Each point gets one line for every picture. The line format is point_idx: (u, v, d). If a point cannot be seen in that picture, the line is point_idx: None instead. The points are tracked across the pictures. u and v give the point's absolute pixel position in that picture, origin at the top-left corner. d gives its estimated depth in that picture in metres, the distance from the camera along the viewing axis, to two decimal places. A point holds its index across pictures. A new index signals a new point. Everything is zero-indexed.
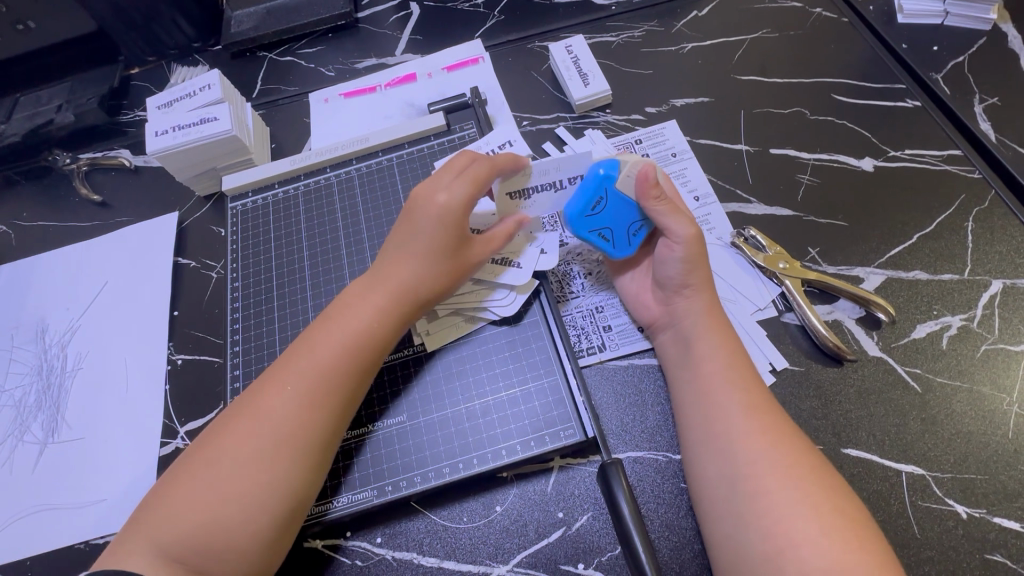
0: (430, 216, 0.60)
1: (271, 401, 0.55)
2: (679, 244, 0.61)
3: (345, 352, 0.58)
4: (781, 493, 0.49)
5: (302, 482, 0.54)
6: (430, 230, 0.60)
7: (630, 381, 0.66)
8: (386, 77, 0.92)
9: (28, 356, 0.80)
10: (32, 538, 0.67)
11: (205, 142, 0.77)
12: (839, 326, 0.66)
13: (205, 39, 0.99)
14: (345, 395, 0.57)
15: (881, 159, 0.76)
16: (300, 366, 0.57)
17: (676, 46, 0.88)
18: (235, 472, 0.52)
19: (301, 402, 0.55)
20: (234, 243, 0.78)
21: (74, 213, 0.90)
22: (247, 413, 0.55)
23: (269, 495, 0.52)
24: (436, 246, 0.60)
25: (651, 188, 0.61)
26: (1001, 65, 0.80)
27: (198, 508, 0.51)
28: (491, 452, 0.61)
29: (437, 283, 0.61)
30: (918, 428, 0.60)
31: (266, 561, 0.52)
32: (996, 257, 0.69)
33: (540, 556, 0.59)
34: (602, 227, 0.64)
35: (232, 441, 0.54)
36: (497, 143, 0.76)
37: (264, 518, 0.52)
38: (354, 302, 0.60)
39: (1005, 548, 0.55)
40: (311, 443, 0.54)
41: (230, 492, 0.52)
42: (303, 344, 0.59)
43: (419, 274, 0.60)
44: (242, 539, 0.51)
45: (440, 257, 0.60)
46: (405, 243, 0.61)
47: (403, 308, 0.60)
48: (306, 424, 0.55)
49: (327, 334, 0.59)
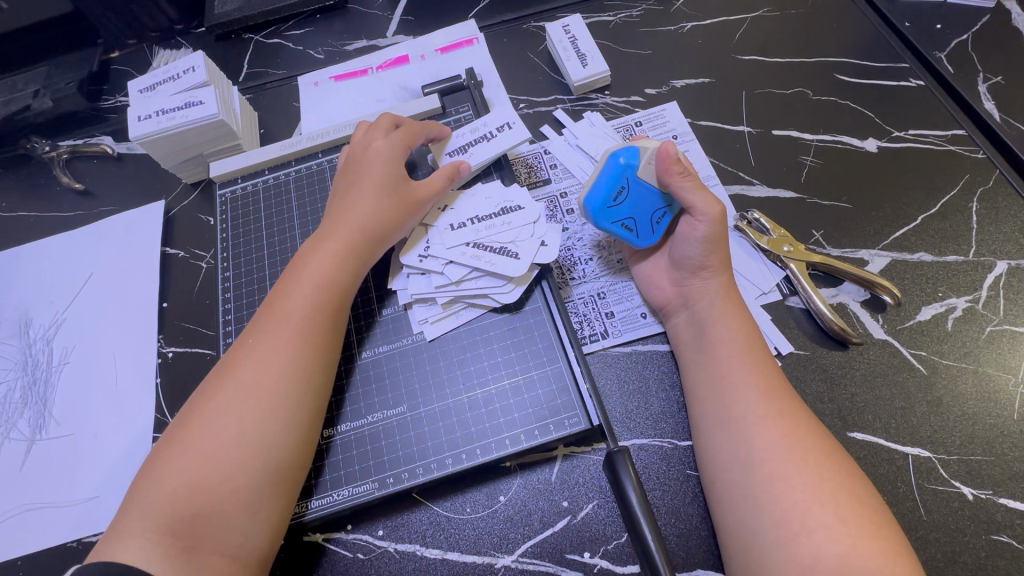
0: (370, 163, 0.66)
1: (240, 357, 0.56)
2: (703, 220, 0.60)
3: (313, 303, 0.59)
4: (796, 480, 0.49)
5: (279, 432, 0.53)
6: (370, 169, 0.66)
7: (634, 368, 0.65)
8: (378, 59, 0.89)
9: (12, 351, 0.78)
10: (21, 538, 0.65)
11: (191, 127, 0.74)
12: (844, 309, 0.65)
13: (187, 21, 0.95)
14: (314, 343, 0.57)
15: (884, 140, 0.75)
16: (268, 323, 0.58)
17: (676, 26, 0.86)
18: (211, 430, 0.52)
19: (268, 350, 0.56)
20: (224, 231, 0.75)
21: (55, 203, 0.87)
22: (218, 376, 0.56)
23: (245, 451, 0.51)
24: (385, 190, 0.64)
25: (673, 170, 0.59)
26: (1005, 43, 0.79)
27: (176, 475, 0.50)
28: (495, 440, 0.60)
29: (391, 224, 0.64)
30: (924, 410, 0.60)
31: (255, 528, 0.51)
32: (1000, 238, 0.68)
33: (546, 545, 0.58)
34: (626, 217, 0.62)
35: (206, 403, 0.54)
36: (496, 124, 0.72)
37: (243, 472, 0.51)
38: (315, 258, 0.62)
39: (1012, 529, 0.55)
40: (280, 392, 0.54)
41: (207, 449, 0.51)
42: (271, 303, 0.60)
43: (374, 220, 0.63)
44: (226, 499, 0.50)
45: (391, 199, 0.64)
46: (358, 194, 0.65)
47: (362, 255, 0.63)
48: (273, 370, 0.55)
49: (293, 290, 0.60)
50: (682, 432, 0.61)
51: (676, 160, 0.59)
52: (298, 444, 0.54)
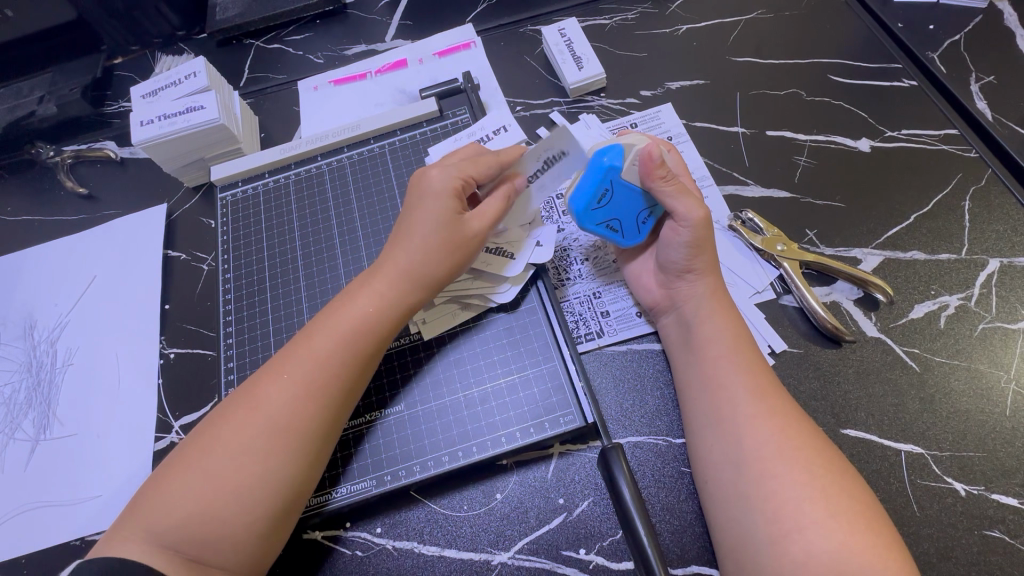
0: (424, 199, 0.61)
1: (270, 392, 0.54)
2: (686, 227, 0.60)
3: (347, 349, 0.57)
4: (786, 477, 0.49)
5: (298, 474, 0.53)
6: (425, 207, 0.60)
7: (628, 366, 0.66)
8: (377, 64, 0.90)
9: (17, 352, 0.79)
10: (25, 536, 0.66)
11: (192, 131, 0.75)
12: (837, 307, 0.66)
13: (189, 27, 0.97)
14: (344, 388, 0.56)
15: (878, 140, 0.76)
16: (301, 358, 0.56)
17: (671, 28, 0.87)
18: (233, 462, 0.51)
19: (298, 395, 0.54)
20: (224, 233, 0.76)
21: (60, 206, 0.88)
22: (246, 403, 0.54)
23: (265, 491, 0.51)
24: (434, 226, 0.60)
25: (655, 174, 0.60)
26: (997, 43, 0.80)
27: (194, 498, 0.50)
28: (490, 439, 0.61)
29: (436, 262, 0.59)
30: (916, 406, 0.61)
31: (262, 555, 0.52)
32: (992, 236, 0.68)
33: (541, 542, 0.59)
34: (611, 217, 0.63)
35: (229, 432, 0.53)
36: (492, 127, 0.73)
37: (259, 511, 0.51)
38: (354, 290, 0.60)
39: (1003, 524, 0.55)
40: (307, 439, 0.54)
41: (225, 482, 0.51)
42: (306, 335, 0.58)
43: (418, 258, 0.59)
44: (237, 531, 0.50)
45: (439, 238, 0.59)
46: (405, 228, 0.61)
47: (399, 293, 0.59)
48: (303, 416, 0.54)
49: (329, 329, 0.57)
50: (676, 430, 0.62)
51: (658, 162, 0.59)
52: (310, 479, 0.54)
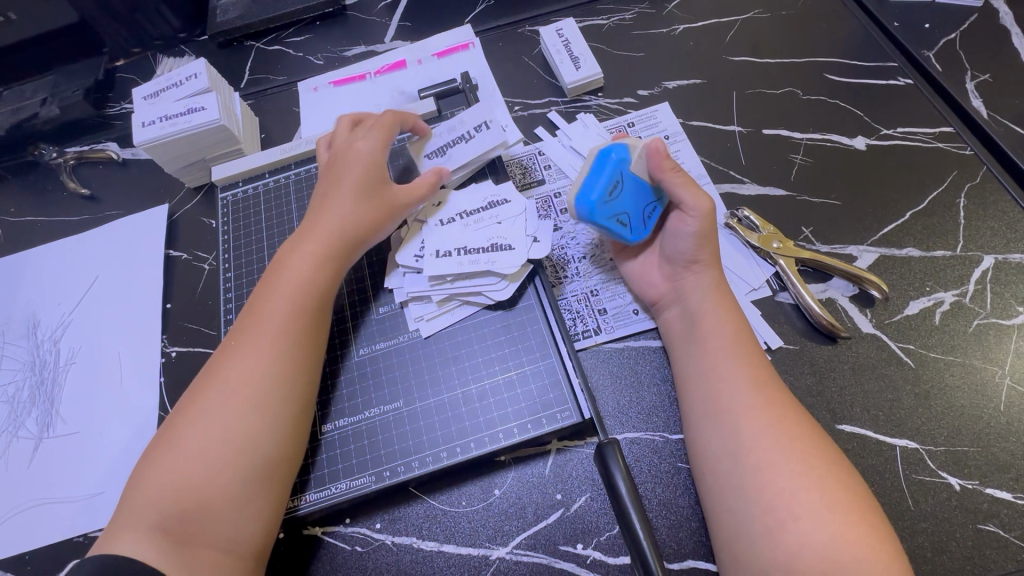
0: (350, 165, 0.67)
1: (226, 359, 0.57)
2: (693, 216, 0.62)
3: (294, 305, 0.60)
4: (781, 469, 0.50)
5: (266, 435, 0.54)
6: (349, 177, 0.66)
7: (626, 363, 0.66)
8: (376, 64, 0.91)
9: (20, 351, 0.80)
10: (28, 532, 0.67)
11: (194, 133, 0.76)
12: (833, 304, 0.66)
13: (190, 30, 0.98)
14: (297, 344, 0.58)
15: (873, 137, 0.76)
16: (252, 323, 0.59)
17: (667, 28, 0.88)
18: (201, 431, 0.53)
19: (250, 354, 0.56)
20: (225, 233, 0.77)
21: (63, 207, 0.89)
22: (207, 377, 0.57)
23: (235, 452, 0.52)
24: (357, 189, 0.65)
25: (665, 165, 0.62)
26: (992, 41, 0.80)
27: (170, 474, 0.51)
28: (487, 435, 0.61)
29: (364, 226, 0.65)
30: (912, 402, 0.61)
31: (252, 525, 0.52)
32: (987, 233, 0.69)
33: (539, 537, 0.59)
34: (620, 212, 0.62)
35: (194, 403, 0.55)
36: (474, 124, 0.70)
37: (234, 475, 0.52)
38: (291, 257, 0.63)
39: (998, 518, 0.56)
40: (265, 394, 0.55)
41: (197, 450, 0.52)
42: (256, 304, 0.61)
43: (345, 219, 0.64)
44: (216, 498, 0.51)
45: (362, 200, 0.65)
46: (332, 193, 0.66)
47: (336, 254, 0.63)
48: (255, 372, 0.56)
49: (274, 291, 0.61)
50: (673, 426, 0.62)
51: (666, 154, 0.61)
52: (287, 444, 0.55)
